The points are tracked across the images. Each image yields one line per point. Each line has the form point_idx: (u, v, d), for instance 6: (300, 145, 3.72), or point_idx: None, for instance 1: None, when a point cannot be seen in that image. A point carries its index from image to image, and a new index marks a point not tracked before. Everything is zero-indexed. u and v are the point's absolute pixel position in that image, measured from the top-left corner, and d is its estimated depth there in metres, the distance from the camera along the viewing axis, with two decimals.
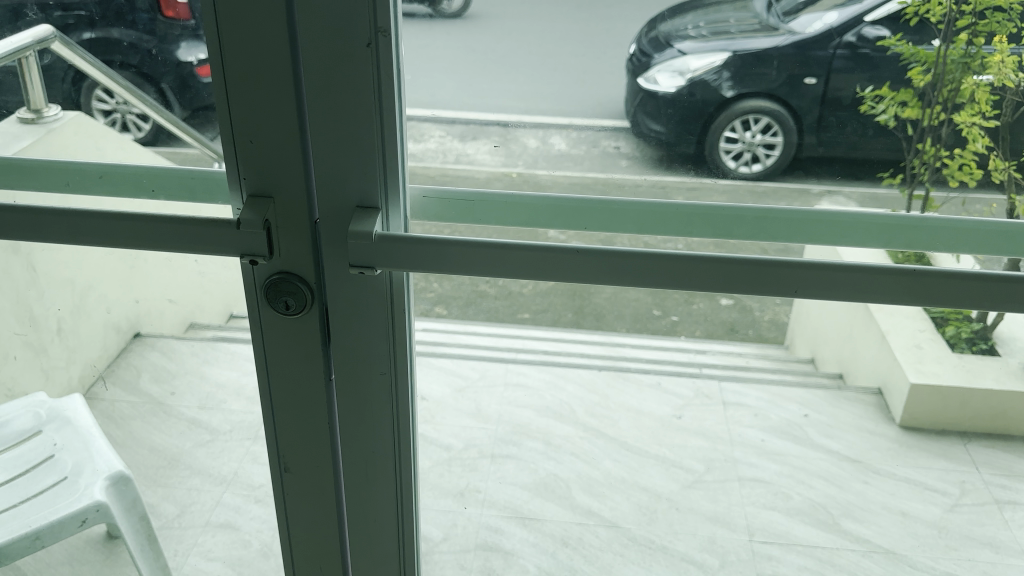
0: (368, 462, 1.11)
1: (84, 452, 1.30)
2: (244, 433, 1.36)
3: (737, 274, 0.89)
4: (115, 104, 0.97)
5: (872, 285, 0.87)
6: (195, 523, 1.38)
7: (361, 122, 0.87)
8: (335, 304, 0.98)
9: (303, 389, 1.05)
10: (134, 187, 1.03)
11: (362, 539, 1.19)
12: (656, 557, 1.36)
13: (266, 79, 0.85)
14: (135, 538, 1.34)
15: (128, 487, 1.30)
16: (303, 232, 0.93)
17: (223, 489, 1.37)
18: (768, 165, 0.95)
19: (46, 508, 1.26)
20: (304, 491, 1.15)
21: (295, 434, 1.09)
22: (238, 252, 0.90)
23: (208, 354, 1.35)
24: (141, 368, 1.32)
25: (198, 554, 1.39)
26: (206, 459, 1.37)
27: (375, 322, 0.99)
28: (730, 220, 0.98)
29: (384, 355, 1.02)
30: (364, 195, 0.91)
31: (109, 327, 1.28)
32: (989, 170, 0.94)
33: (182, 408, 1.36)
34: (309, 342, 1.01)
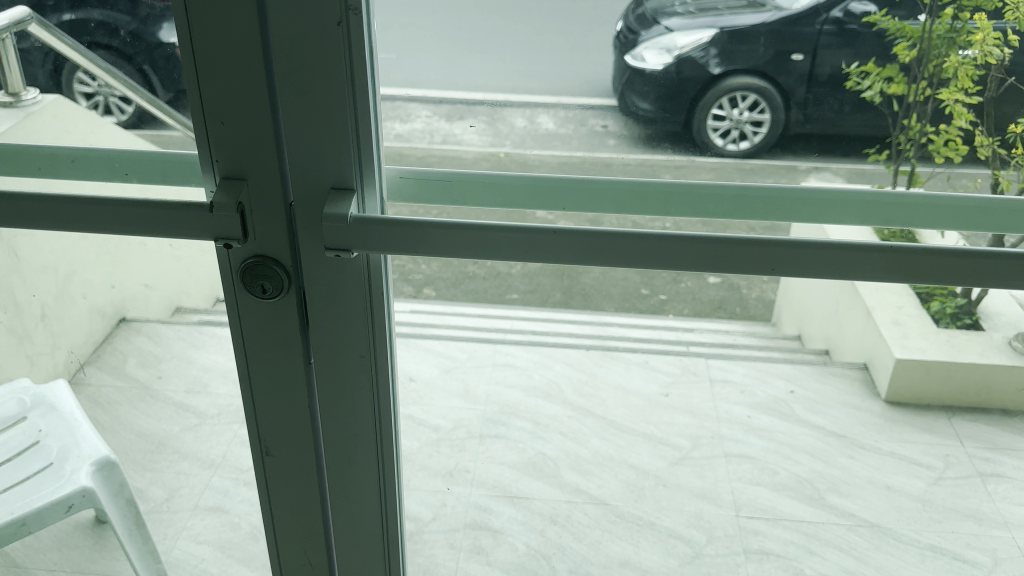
0: (350, 444, 1.11)
1: (70, 437, 1.33)
2: (232, 417, 1.33)
3: (714, 252, 0.89)
4: (98, 86, 0.97)
5: (862, 263, 0.88)
6: (184, 506, 1.38)
7: (337, 103, 0.86)
8: (313, 288, 0.98)
9: (284, 374, 1.05)
10: (111, 172, 1.01)
11: (345, 522, 1.20)
12: (644, 531, 1.39)
13: (238, 60, 0.83)
14: (123, 523, 1.36)
15: (113, 473, 1.33)
16: (275, 216, 0.91)
17: (212, 472, 1.36)
18: (756, 142, 0.95)
19: (33, 492, 1.30)
20: (288, 476, 1.15)
21: (275, 418, 1.09)
22: (212, 235, 0.89)
23: (196, 337, 1.31)
24: (127, 353, 1.31)
25: (187, 537, 1.40)
26: (195, 443, 1.35)
27: (353, 305, 0.98)
28: (711, 199, 0.98)
29: (362, 337, 1.02)
30: (341, 176, 0.90)
31: (95, 311, 1.27)
32: (973, 146, 0.94)
33: (168, 392, 1.34)
34: (288, 325, 1.00)
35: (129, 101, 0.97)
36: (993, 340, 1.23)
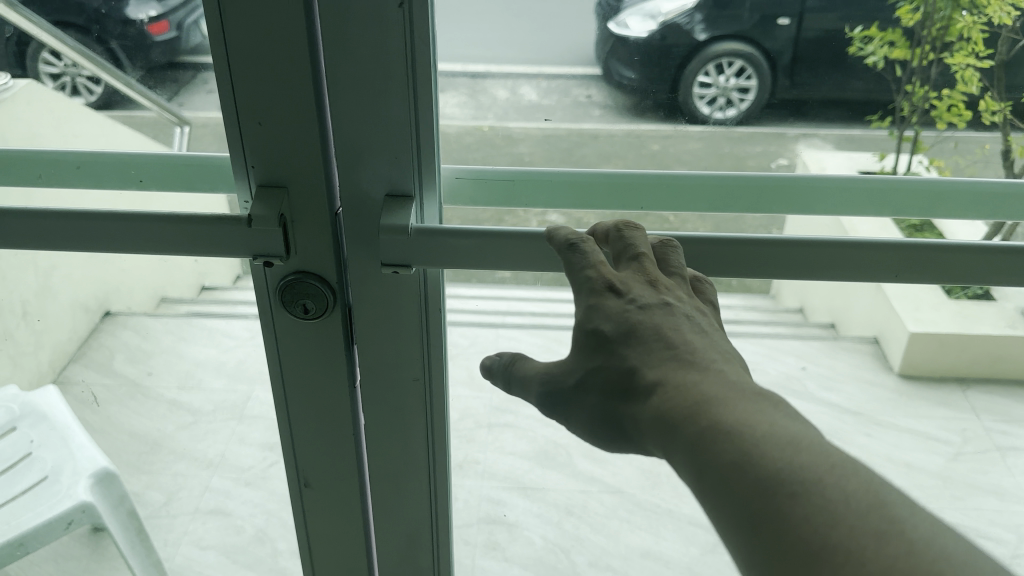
0: (399, 469, 1.07)
1: (64, 450, 1.28)
2: (228, 413, 1.26)
3: (759, 257, 0.84)
4: (64, 66, 0.88)
5: (864, 263, 0.84)
6: (184, 510, 1.32)
7: (390, 98, 0.78)
8: (361, 304, 0.91)
9: (322, 396, 0.99)
10: (124, 179, 0.92)
11: (388, 544, 1.14)
12: (663, 519, 1.36)
13: (278, 54, 0.76)
14: (123, 536, 1.30)
15: (113, 485, 1.28)
16: (319, 230, 0.85)
17: (212, 472, 1.29)
18: (742, 109, 0.89)
19: (32, 508, 1.26)
20: (327, 501, 1.09)
21: (316, 446, 1.04)
22: (249, 253, 0.83)
23: (183, 329, 1.24)
24: (113, 349, 1.23)
25: (189, 543, 1.34)
26: (192, 442, 1.28)
27: (406, 325, 0.93)
28: (732, 192, 0.94)
29: (415, 360, 0.96)
30: (393, 183, 0.83)
31: (78, 307, 1.21)
32: (978, 110, 0.89)
33: (160, 390, 1.25)
34: (327, 347, 0.94)
35: (100, 82, 0.89)
36: (1002, 311, 1.24)
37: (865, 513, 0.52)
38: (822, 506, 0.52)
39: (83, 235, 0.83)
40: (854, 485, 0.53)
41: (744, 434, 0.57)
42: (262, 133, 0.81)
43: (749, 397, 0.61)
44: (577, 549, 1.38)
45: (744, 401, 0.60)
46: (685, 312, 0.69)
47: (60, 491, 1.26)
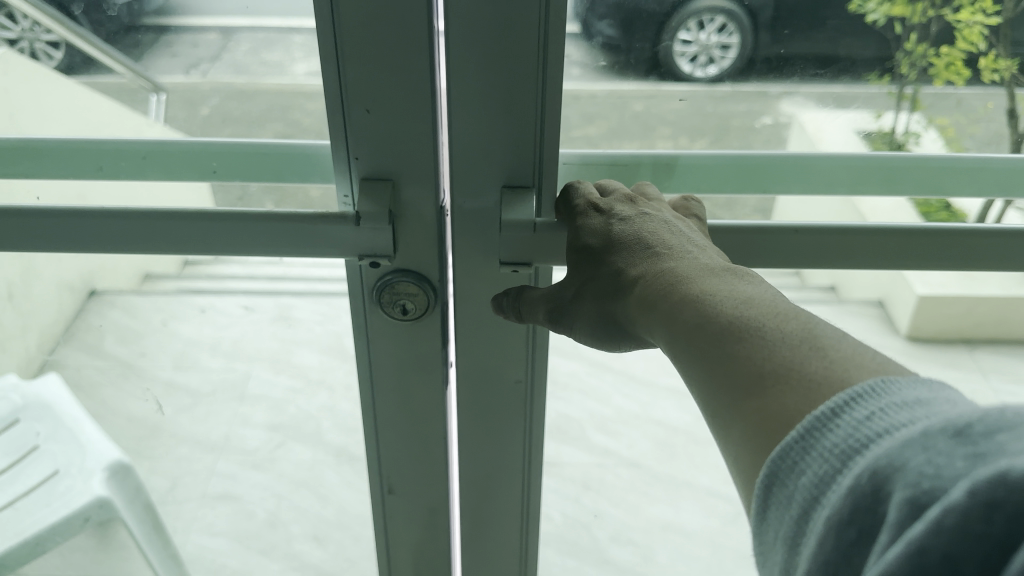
0: (489, 471, 1.03)
1: (73, 443, 1.15)
2: (230, 392, 1.23)
3: (868, 246, 0.79)
4: (20, 30, 0.77)
5: (869, 248, 0.79)
6: (190, 496, 1.25)
7: (519, 82, 0.69)
8: (465, 307, 0.85)
9: (413, 397, 0.95)
10: (194, 170, 0.80)
11: (475, 539, 1.12)
12: (680, 490, 1.36)
13: (395, 36, 0.67)
14: (141, 529, 1.22)
15: (128, 478, 1.18)
16: (428, 229, 0.78)
17: (216, 456, 1.24)
18: (724, 65, 0.75)
19: (43, 508, 1.13)
20: (411, 504, 1.07)
21: (401, 449, 1.00)
22: (355, 254, 0.76)
23: (177, 307, 1.21)
24: (103, 329, 1.18)
25: (200, 530, 1.27)
26: (193, 425, 1.22)
27: (513, 329, 0.87)
28: (729, 174, 0.81)
29: (518, 364, 0.91)
30: (513, 174, 0.75)
31: (64, 287, 1.15)
32: (980, 68, 0.76)
33: (154, 370, 1.20)
34: (424, 347, 0.89)
35: (58, 44, 0.77)
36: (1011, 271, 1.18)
37: (800, 338, 0.47)
38: (769, 338, 0.48)
39: (112, 216, 0.73)
40: (796, 320, 0.49)
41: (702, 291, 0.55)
42: (370, 122, 0.72)
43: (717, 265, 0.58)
44: (599, 524, 1.37)
45: (711, 268, 0.58)
46: (664, 214, 0.68)
47: (68, 490, 1.14)
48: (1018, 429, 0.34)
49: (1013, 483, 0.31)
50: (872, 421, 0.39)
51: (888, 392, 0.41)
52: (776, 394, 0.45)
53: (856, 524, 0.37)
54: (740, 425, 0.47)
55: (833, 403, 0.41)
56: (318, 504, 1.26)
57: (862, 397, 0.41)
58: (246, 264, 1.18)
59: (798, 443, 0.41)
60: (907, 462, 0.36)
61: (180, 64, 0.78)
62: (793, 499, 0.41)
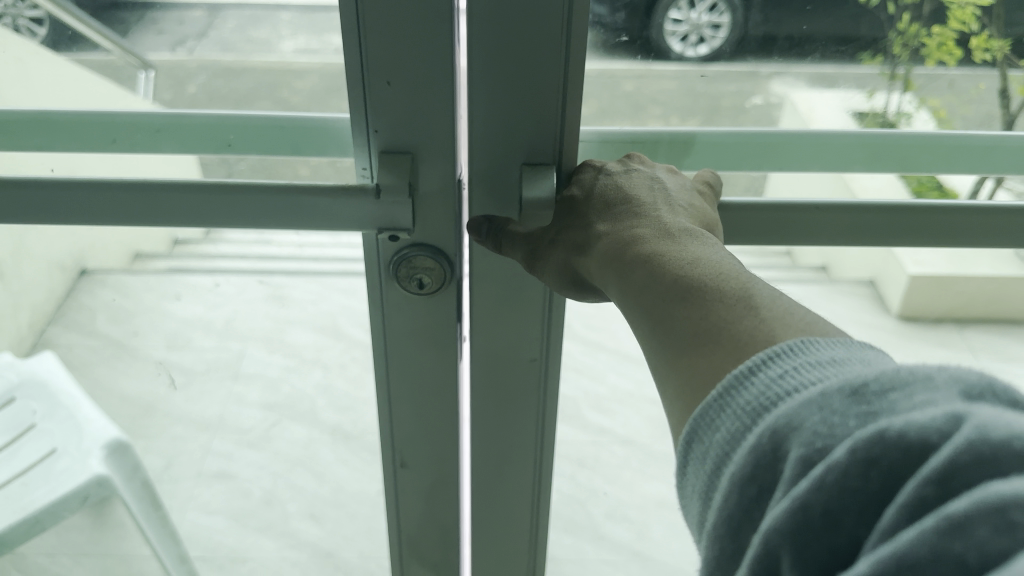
0: (501, 448, 1.04)
1: (71, 423, 1.19)
2: (224, 372, 1.17)
3: (888, 223, 0.79)
4: (3, 6, 0.76)
5: (888, 225, 0.79)
6: (186, 474, 1.25)
7: (540, 57, 0.69)
8: (482, 281, 0.85)
9: (427, 370, 0.94)
10: (210, 143, 0.80)
11: (485, 515, 1.13)
12: (673, 467, 1.38)
13: (415, 8, 0.67)
14: (139, 506, 1.25)
15: (127, 456, 1.21)
16: (448, 209, 0.79)
17: (211, 435, 1.21)
18: (716, 45, 0.75)
19: (44, 484, 1.20)
20: (419, 481, 1.07)
21: (413, 425, 1.00)
22: (375, 228, 0.77)
23: (166, 287, 1.10)
24: (93, 309, 1.11)
25: (196, 508, 1.28)
26: (187, 404, 1.18)
27: (530, 304, 0.87)
28: (741, 152, 0.83)
29: (534, 341, 0.91)
30: (533, 152, 0.75)
31: (54, 266, 1.06)
32: (971, 49, 0.76)
33: (147, 349, 1.13)
34: (437, 320, 0.89)
35: (43, 21, 0.77)
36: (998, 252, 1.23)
37: (734, 303, 0.52)
38: (711, 305, 0.53)
39: (113, 190, 0.73)
40: (733, 286, 0.54)
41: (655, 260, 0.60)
42: (390, 94, 0.72)
43: (675, 232, 0.63)
44: (593, 501, 1.39)
45: (671, 235, 0.62)
46: (651, 175, 0.71)
47: (66, 467, 1.20)
48: (907, 389, 0.40)
49: (887, 441, 0.37)
50: (784, 380, 0.45)
51: (808, 352, 0.46)
52: (707, 360, 0.51)
53: (757, 481, 0.42)
54: (673, 383, 0.52)
55: (751, 364, 0.47)
56: (314, 483, 1.27)
57: (778, 357, 0.46)
58: (236, 244, 1.06)
59: (716, 402, 0.47)
60: (803, 421, 0.41)
61: (167, 41, 0.78)
62: (709, 454, 0.47)
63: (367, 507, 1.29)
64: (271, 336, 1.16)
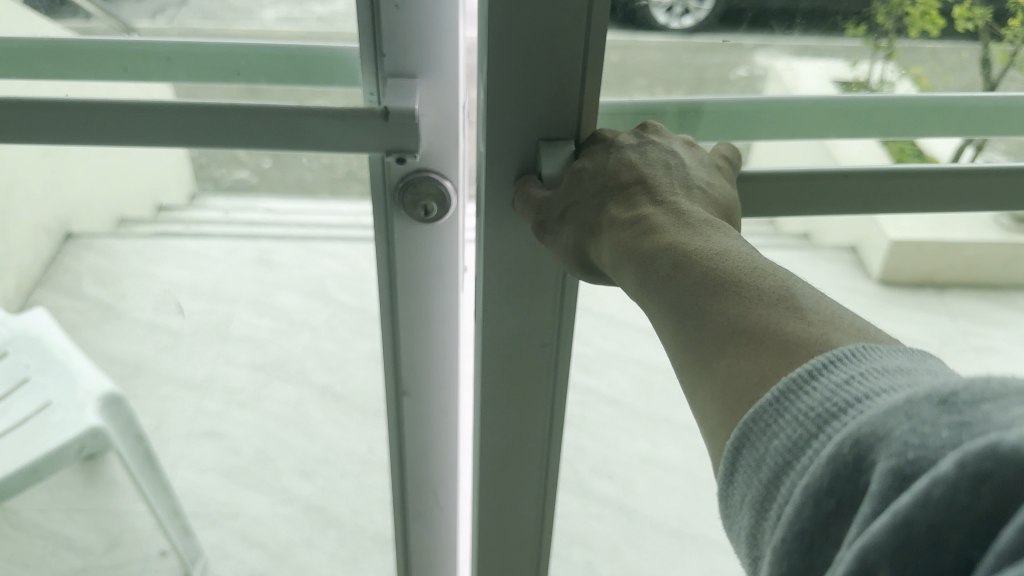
0: (509, 449, 0.93)
1: (64, 374, 1.16)
2: (213, 334, 1.18)
3: (915, 190, 0.75)
4: None
5: (915, 191, 0.75)
6: (177, 433, 1.28)
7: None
8: (490, 262, 0.75)
9: (435, 306, 0.84)
10: (217, 74, 0.75)
11: (489, 522, 1.02)
12: (655, 425, 1.42)
13: None
14: (134, 461, 1.24)
15: (122, 408, 1.19)
16: (454, 139, 0.72)
17: (201, 394, 1.25)
18: (701, 16, 0.75)
19: (35, 438, 1.13)
20: (416, 452, 0.99)
21: (413, 398, 0.92)
22: (383, 152, 0.67)
23: (150, 249, 1.09)
24: (80, 271, 1.10)
25: (187, 465, 1.31)
26: (176, 365, 1.21)
27: (542, 287, 0.77)
28: (749, 122, 0.77)
29: (543, 328, 0.81)
30: (559, 109, 0.66)
31: (40, 228, 1.04)
32: (953, 18, 0.76)
33: (136, 311, 1.14)
34: (448, 250, 0.79)
35: None
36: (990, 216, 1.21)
37: (776, 299, 0.46)
38: (753, 297, 0.47)
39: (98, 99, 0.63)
40: (772, 281, 0.48)
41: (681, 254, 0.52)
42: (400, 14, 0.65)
43: (700, 222, 0.55)
44: (581, 459, 1.41)
45: (694, 226, 0.55)
46: (666, 146, 0.64)
47: (61, 420, 1.14)
48: (1001, 400, 0.34)
49: (1004, 455, 0.30)
50: (851, 385, 0.38)
51: (867, 359, 0.39)
52: (750, 354, 0.44)
53: (835, 493, 0.35)
54: (709, 381, 0.46)
55: (810, 365, 0.40)
56: (305, 440, 1.29)
57: (839, 361, 0.40)
58: (220, 211, 1.04)
59: (773, 405, 0.40)
60: (890, 430, 0.34)
61: (146, 11, 0.76)
62: (762, 463, 0.39)
63: (357, 464, 1.29)
64: (259, 298, 1.17)
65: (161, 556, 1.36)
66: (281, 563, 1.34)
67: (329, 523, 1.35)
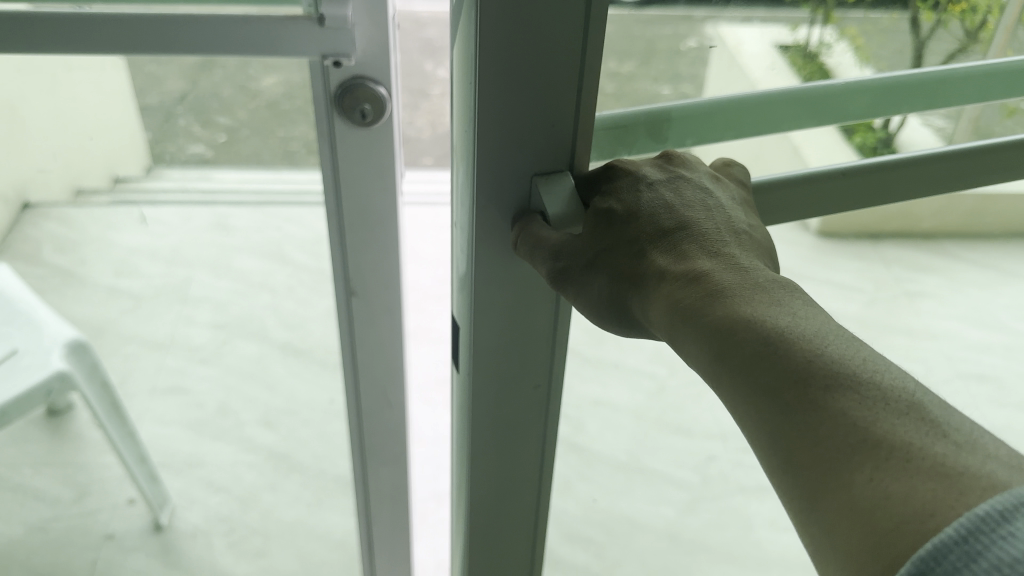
0: (504, 488, 0.86)
1: (27, 326, 1.19)
2: (172, 296, 1.21)
3: (935, 173, 0.69)
4: None
5: (939, 177, 0.69)
6: (140, 389, 1.31)
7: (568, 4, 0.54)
8: (482, 309, 0.69)
9: (380, 203, 0.86)
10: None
11: (477, 561, 0.94)
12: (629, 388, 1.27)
13: None
14: (100, 404, 1.30)
15: (87, 354, 1.24)
16: (382, 42, 0.74)
17: (163, 353, 1.27)
18: None
19: (7, 382, 1.20)
20: (367, 362, 1.01)
21: (371, 332, 0.98)
22: (318, 55, 0.71)
23: (109, 218, 1.06)
24: (39, 240, 1.07)
25: (152, 419, 1.35)
26: (138, 326, 1.23)
27: (536, 329, 0.72)
28: (707, 125, 0.69)
29: (537, 367, 0.76)
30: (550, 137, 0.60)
31: None
32: None
33: (96, 277, 1.16)
34: (393, 151, 0.81)
35: None
36: None
37: (907, 412, 0.42)
38: (877, 404, 0.42)
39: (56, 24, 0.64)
40: (897, 387, 0.43)
41: (770, 335, 0.46)
42: None
43: (771, 286, 0.51)
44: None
45: (769, 293, 0.50)
46: (700, 185, 0.59)
47: (31, 363, 1.22)
48: None
49: None
50: None
51: None
52: (898, 473, 0.39)
53: None
54: (838, 499, 0.41)
55: (997, 504, 0.36)
56: (266, 392, 1.33)
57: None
58: (179, 179, 0.98)
59: (960, 546, 0.35)
60: None
61: None
62: None
63: (317, 414, 1.34)
64: (218, 260, 1.18)
65: (129, 504, 1.44)
66: (247, 506, 1.45)
67: (292, 469, 1.41)
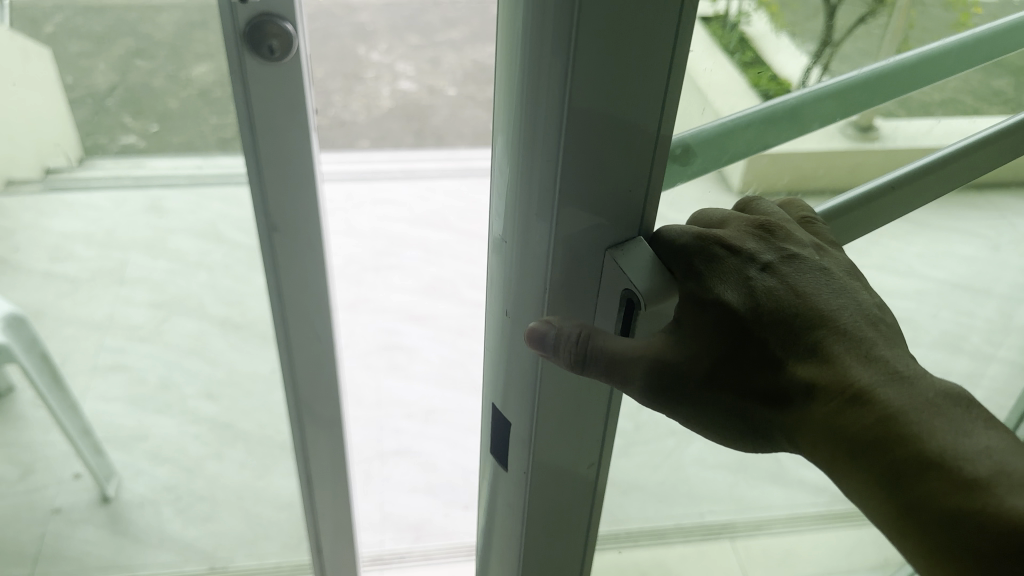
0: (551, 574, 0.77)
1: None
2: (108, 278, 1.20)
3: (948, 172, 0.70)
4: None
5: (946, 176, 0.71)
6: (81, 368, 1.32)
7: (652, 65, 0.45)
8: (545, 404, 0.61)
9: (305, 188, 0.75)
10: None
11: None
12: None
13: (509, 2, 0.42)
14: (41, 377, 1.31)
15: (25, 327, 1.25)
16: None
17: (102, 333, 1.27)
18: None
19: None
20: (299, 371, 0.92)
21: (301, 335, 0.88)
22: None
23: (37, 203, 1.08)
24: None
25: (95, 397, 1.37)
26: (75, 308, 1.23)
27: (587, 413, 0.63)
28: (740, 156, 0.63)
29: (585, 449, 0.66)
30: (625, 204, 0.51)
31: None
32: None
33: (31, 263, 1.16)
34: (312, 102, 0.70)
35: None
36: None
37: None
38: None
39: None
40: None
41: (948, 471, 0.47)
42: None
43: (942, 401, 0.49)
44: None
45: (945, 413, 0.49)
46: (821, 265, 0.56)
47: None
48: None
49: None
50: None
51: None
52: None
53: None
54: None
55: None
56: (208, 367, 1.35)
57: None
58: (118, 163, 1.00)
59: None
60: None
61: None
62: None
63: (260, 385, 1.38)
64: (152, 243, 1.16)
65: (75, 479, 1.48)
66: (192, 475, 1.52)
67: (237, 437, 1.47)
